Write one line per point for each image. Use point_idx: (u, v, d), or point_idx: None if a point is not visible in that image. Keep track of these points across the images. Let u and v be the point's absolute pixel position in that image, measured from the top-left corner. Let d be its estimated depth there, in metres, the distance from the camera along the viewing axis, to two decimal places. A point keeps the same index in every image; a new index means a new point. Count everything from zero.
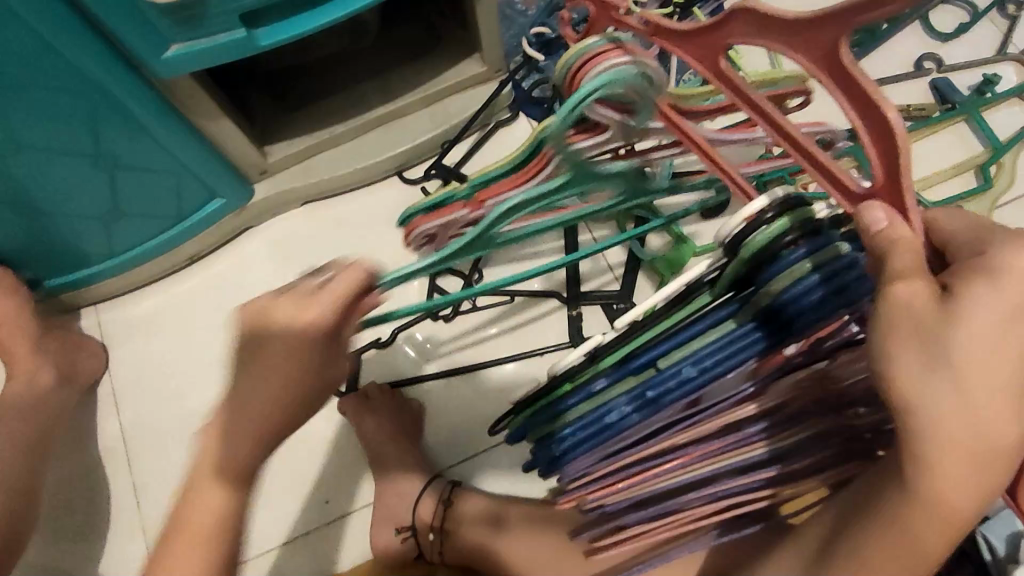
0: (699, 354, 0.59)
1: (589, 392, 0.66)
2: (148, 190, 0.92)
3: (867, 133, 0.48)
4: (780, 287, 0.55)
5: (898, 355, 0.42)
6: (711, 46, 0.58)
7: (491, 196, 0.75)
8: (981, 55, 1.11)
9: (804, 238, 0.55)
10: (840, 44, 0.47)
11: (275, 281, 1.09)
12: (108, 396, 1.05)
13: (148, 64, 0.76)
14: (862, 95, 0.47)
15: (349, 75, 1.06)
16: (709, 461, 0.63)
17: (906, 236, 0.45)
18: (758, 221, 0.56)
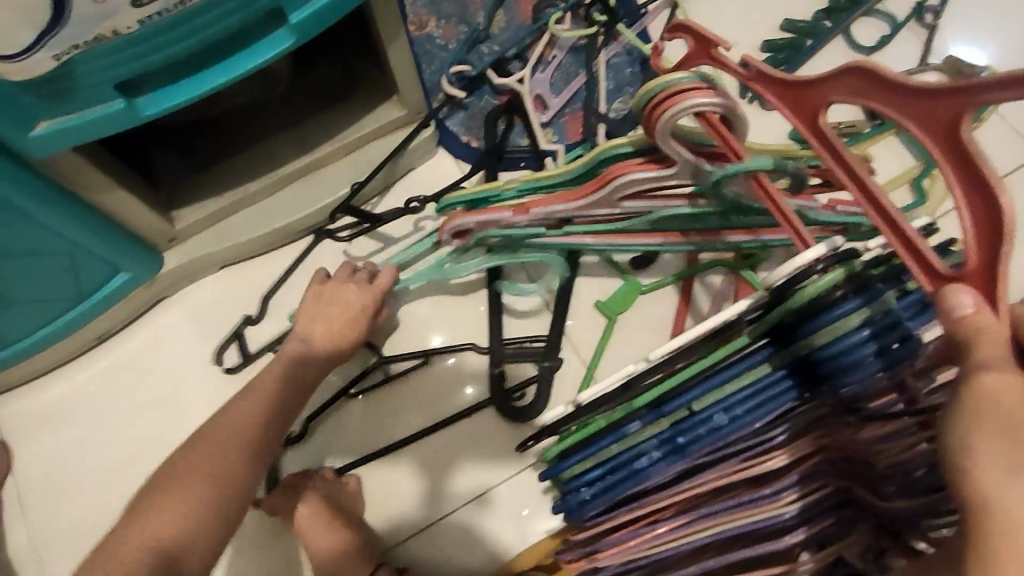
0: (730, 402, 0.62)
1: (622, 434, 0.68)
2: (38, 275, 0.83)
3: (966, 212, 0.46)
4: (819, 342, 0.56)
5: (981, 450, 0.41)
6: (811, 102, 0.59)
7: (537, 205, 0.78)
8: (905, 65, 1.11)
9: (856, 293, 0.55)
10: (964, 117, 0.46)
11: (198, 350, 1.01)
12: (15, 498, 0.95)
13: (15, 145, 0.68)
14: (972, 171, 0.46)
15: (261, 127, 0.99)
16: (734, 516, 0.67)
17: (992, 326, 0.43)
18: (810, 272, 0.56)
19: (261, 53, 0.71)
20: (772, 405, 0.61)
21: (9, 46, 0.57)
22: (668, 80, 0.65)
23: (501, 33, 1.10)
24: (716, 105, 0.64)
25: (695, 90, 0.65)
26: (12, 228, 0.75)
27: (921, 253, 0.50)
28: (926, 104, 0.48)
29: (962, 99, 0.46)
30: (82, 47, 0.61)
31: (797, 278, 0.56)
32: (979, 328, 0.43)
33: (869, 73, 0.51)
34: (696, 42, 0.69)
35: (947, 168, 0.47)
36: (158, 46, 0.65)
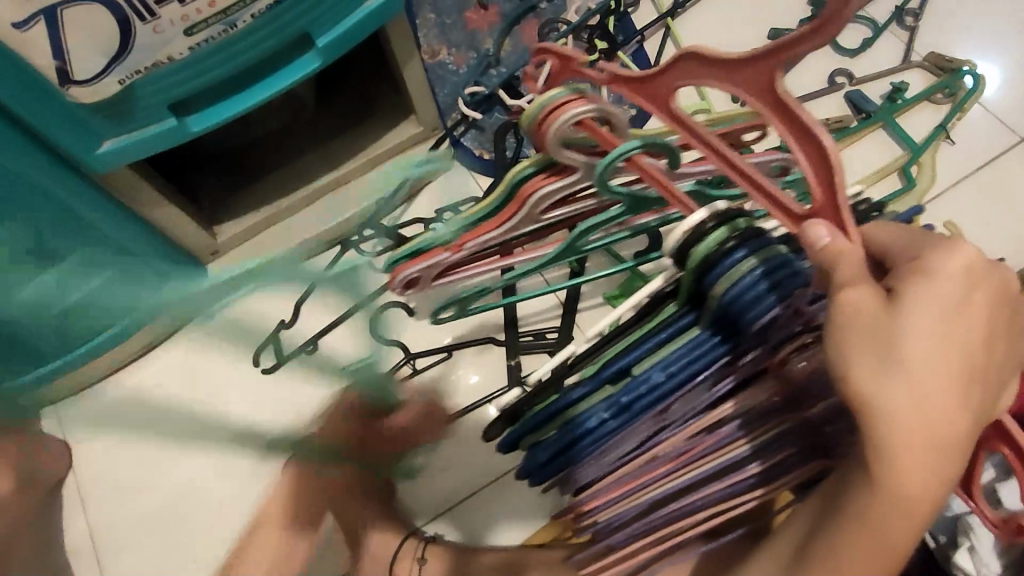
0: (667, 360, 0.61)
1: (569, 402, 0.66)
2: None
3: (804, 159, 0.50)
4: (723, 290, 0.58)
5: (850, 359, 0.44)
6: (660, 93, 0.58)
7: (470, 239, 0.72)
8: (889, 65, 1.17)
9: (744, 242, 0.58)
10: (778, 76, 0.48)
11: (237, 354, 1.09)
12: (74, 495, 1.04)
13: (83, 161, 0.77)
14: (801, 122, 0.49)
15: (290, 149, 1.09)
16: (707, 456, 0.63)
17: (846, 250, 0.47)
18: (700, 231, 0.59)
19: (290, 75, 0.81)
20: (708, 357, 0.60)
21: (82, 72, 0.67)
22: (547, 97, 0.62)
23: (507, 56, 1.19)
24: (596, 110, 0.62)
25: (571, 101, 0.62)
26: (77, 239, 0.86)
27: (778, 200, 0.54)
28: (745, 78, 0.50)
29: (775, 59, 0.48)
30: (142, 72, 0.71)
31: (692, 237, 0.60)
32: (839, 252, 0.47)
33: (694, 57, 0.52)
34: (559, 60, 0.69)
35: (783, 130, 0.50)
36: (203, 70, 0.75)
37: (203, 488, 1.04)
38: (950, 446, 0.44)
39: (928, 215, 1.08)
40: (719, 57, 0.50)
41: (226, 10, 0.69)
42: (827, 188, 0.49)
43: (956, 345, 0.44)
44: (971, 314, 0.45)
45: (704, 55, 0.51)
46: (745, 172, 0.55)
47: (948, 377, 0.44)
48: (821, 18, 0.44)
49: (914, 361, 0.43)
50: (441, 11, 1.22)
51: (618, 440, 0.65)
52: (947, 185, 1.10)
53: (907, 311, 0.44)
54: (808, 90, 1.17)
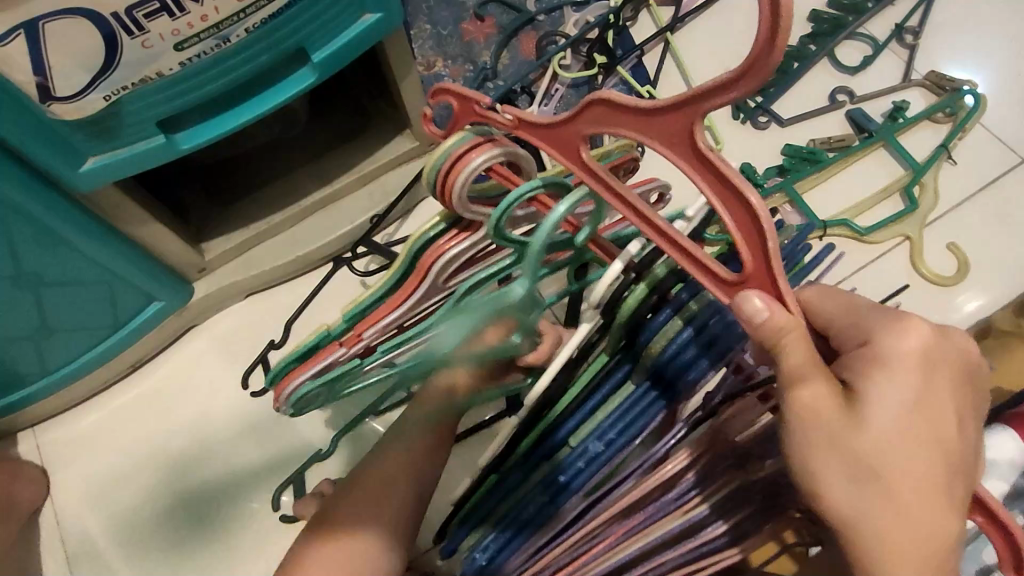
0: (602, 431, 0.66)
1: (518, 476, 0.72)
2: (78, 304, 0.89)
3: (728, 217, 0.48)
4: (658, 348, 0.61)
5: (823, 469, 0.49)
6: (571, 138, 0.54)
7: (370, 326, 0.65)
8: (890, 83, 1.16)
9: (665, 302, 0.60)
10: (698, 126, 0.45)
11: (226, 375, 1.05)
12: (53, 524, 0.99)
13: (64, 180, 0.74)
14: (726, 182, 0.46)
15: (281, 163, 1.05)
16: (651, 527, 0.64)
17: (786, 322, 0.47)
18: (623, 286, 0.60)
19: (285, 91, 0.78)
20: (642, 420, 0.65)
21: (65, 88, 0.64)
22: (444, 150, 0.59)
23: (505, 69, 1.17)
24: (501, 155, 0.59)
25: (475, 150, 0.59)
26: (56, 257, 0.81)
27: (703, 265, 0.51)
28: (661, 125, 0.47)
29: (689, 112, 0.45)
30: (130, 87, 0.68)
31: (614, 296, 0.60)
32: (781, 328, 0.47)
33: (610, 105, 0.49)
34: (456, 99, 0.62)
35: (702, 183, 0.47)
36: (195, 86, 0.71)
37: (190, 516, 0.99)
38: (941, 536, 0.49)
39: (933, 237, 1.07)
40: (630, 105, 0.47)
41: (219, 23, 0.66)
42: (760, 257, 0.48)
43: (927, 440, 0.49)
44: (935, 401, 0.50)
45: (619, 103, 0.48)
46: (666, 235, 0.52)
47: (925, 466, 0.48)
48: (743, 64, 0.40)
49: (883, 453, 0.48)
50: (437, 23, 1.20)
51: (565, 503, 0.69)
52: (949, 206, 1.09)
53: (871, 414, 0.48)
54: (809, 107, 1.16)
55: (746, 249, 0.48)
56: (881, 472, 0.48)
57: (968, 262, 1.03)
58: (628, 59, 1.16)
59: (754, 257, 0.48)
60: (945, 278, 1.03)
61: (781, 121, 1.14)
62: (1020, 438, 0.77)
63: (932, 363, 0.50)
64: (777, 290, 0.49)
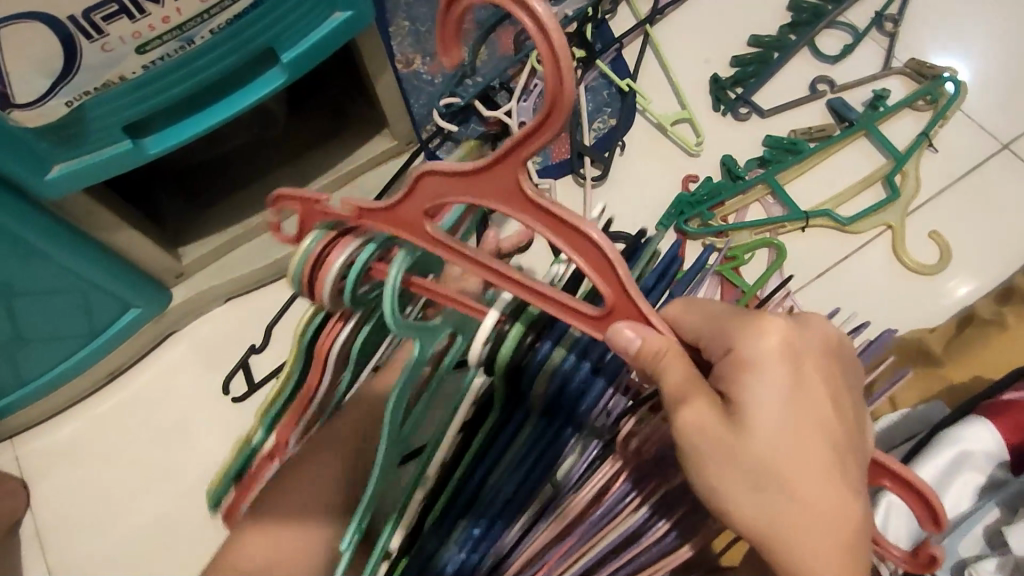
0: (530, 463, 0.64)
1: (445, 526, 0.66)
2: (52, 312, 0.88)
3: (584, 263, 0.47)
4: (553, 369, 0.57)
5: (720, 478, 0.49)
6: (408, 219, 0.51)
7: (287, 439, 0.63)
8: (871, 72, 1.16)
9: (543, 335, 0.57)
10: (523, 177, 0.44)
11: (206, 379, 1.04)
12: (33, 537, 0.98)
13: (31, 187, 0.73)
14: (567, 226, 0.45)
15: (257, 165, 1.04)
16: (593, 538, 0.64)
17: (660, 342, 0.48)
18: (499, 333, 0.56)
19: (254, 91, 0.76)
20: (552, 451, 0.64)
21: (25, 94, 0.63)
22: (301, 254, 0.55)
23: (484, 66, 1.16)
24: (346, 255, 0.55)
25: (329, 253, 0.55)
26: (25, 267, 0.80)
27: (571, 307, 0.49)
28: (488, 184, 0.45)
29: (512, 163, 0.44)
30: (91, 93, 0.66)
31: (492, 347, 0.56)
32: (662, 352, 0.48)
33: (439, 175, 0.47)
34: (298, 202, 0.57)
35: (545, 233, 0.46)
36: (156, 92, 0.70)
37: (173, 524, 0.98)
38: (852, 523, 0.49)
39: (916, 224, 1.07)
40: (458, 170, 0.46)
41: (182, 25, 0.64)
42: (619, 290, 0.47)
43: (816, 436, 0.49)
44: (811, 393, 0.49)
45: (445, 171, 0.46)
46: (532, 291, 0.49)
47: (821, 459, 0.49)
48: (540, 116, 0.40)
49: (771, 459, 0.48)
50: (415, 19, 1.18)
51: (500, 535, 0.66)
52: (931, 194, 1.08)
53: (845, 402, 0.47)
54: (790, 97, 1.15)
55: (602, 282, 0.47)
56: (776, 472, 0.48)
57: (949, 251, 1.03)
58: (607, 53, 1.15)
59: (616, 299, 0.48)
60: (927, 266, 1.03)
61: (762, 112, 1.13)
62: (999, 429, 0.77)
63: (796, 353, 0.49)
64: (644, 316, 0.48)
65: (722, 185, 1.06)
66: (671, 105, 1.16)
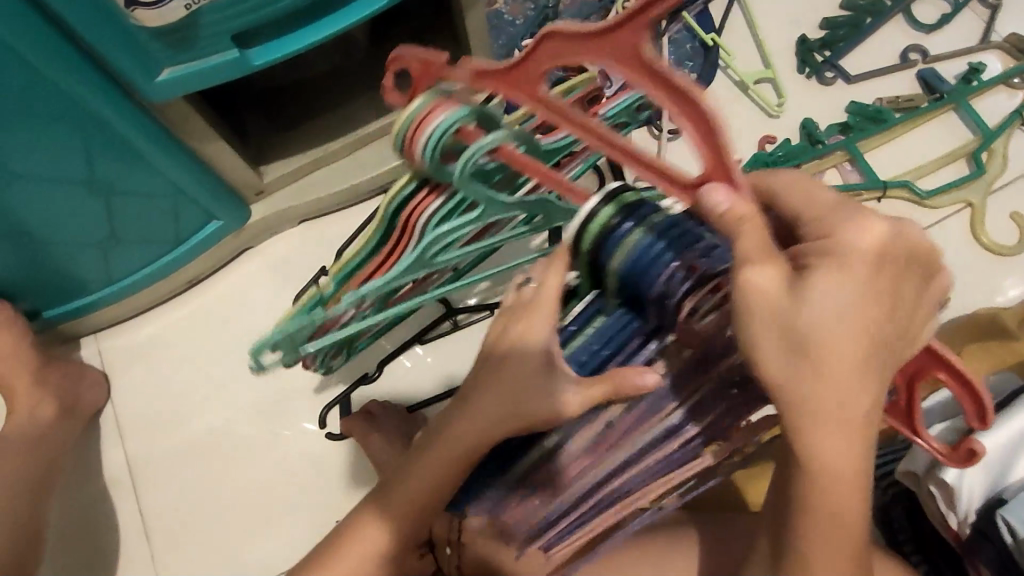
0: (587, 357, 0.59)
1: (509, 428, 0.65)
2: (144, 216, 0.92)
3: (685, 127, 0.44)
4: (620, 262, 0.54)
5: (760, 346, 0.47)
6: (527, 77, 0.50)
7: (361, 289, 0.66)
8: (967, 44, 1.12)
9: (629, 216, 0.54)
10: (646, 42, 0.43)
11: (278, 296, 1.09)
12: (112, 427, 1.04)
13: (140, 89, 0.76)
14: (677, 92, 0.43)
15: (340, 91, 1.06)
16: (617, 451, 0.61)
17: (749, 214, 0.45)
18: (586, 217, 0.55)
19: (357, 12, 0.77)
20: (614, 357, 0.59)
21: None
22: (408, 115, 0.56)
23: (568, 9, 1.14)
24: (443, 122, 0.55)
25: (431, 112, 0.56)
26: (124, 167, 0.84)
27: (662, 172, 0.49)
28: (608, 45, 0.44)
29: (635, 26, 0.42)
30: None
31: (579, 231, 0.55)
32: (740, 218, 0.45)
33: (565, 37, 0.46)
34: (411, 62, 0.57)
35: (655, 97, 0.44)
36: (265, 4, 0.71)
37: (241, 428, 1.04)
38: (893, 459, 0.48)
39: (998, 203, 1.05)
40: (581, 32, 0.44)
41: None
42: (718, 158, 0.45)
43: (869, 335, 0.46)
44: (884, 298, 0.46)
45: (572, 32, 0.45)
46: (632, 155, 0.49)
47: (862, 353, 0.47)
48: None
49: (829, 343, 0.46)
50: None
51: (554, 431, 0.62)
52: (1017, 175, 1.05)
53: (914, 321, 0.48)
54: (878, 64, 1.12)
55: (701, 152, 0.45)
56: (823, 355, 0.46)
57: None
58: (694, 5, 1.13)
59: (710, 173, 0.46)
60: (1004, 247, 1.02)
61: (848, 78, 1.10)
62: None
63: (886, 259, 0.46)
64: (732, 178, 0.46)
65: (800, 148, 1.04)
66: (754, 64, 1.14)
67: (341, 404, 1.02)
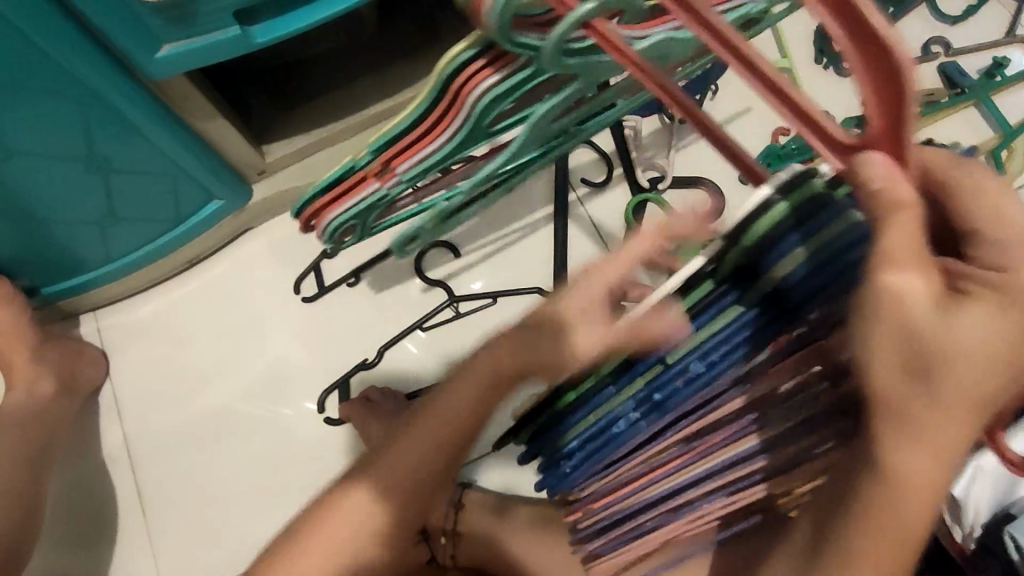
0: (705, 349, 0.53)
1: (596, 403, 0.60)
2: (143, 194, 0.91)
3: (864, 82, 0.36)
4: (783, 274, 0.49)
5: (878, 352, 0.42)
6: None
7: (401, 161, 0.62)
8: (991, 38, 1.09)
9: (801, 226, 0.48)
10: None
11: (279, 277, 1.08)
12: (110, 405, 1.04)
13: (141, 65, 0.74)
14: (874, 44, 0.34)
15: (346, 70, 1.03)
16: (700, 462, 0.60)
17: (906, 200, 0.39)
18: (762, 205, 0.47)
19: None
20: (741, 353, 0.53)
21: None
22: None
23: None
24: None
25: None
26: (124, 145, 0.82)
27: (818, 125, 0.42)
28: None
29: None
30: None
31: (750, 216, 0.48)
32: (895, 203, 0.39)
33: None
34: None
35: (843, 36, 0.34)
36: None
37: (239, 409, 1.03)
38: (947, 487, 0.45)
39: None
40: None
41: None
42: (891, 122, 0.38)
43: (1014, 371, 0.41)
44: None
45: None
46: (776, 93, 0.41)
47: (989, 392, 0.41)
48: None
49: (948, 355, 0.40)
50: None
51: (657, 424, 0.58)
52: None
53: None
54: None
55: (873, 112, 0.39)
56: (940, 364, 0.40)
57: None
58: None
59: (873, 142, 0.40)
60: None
61: None
62: None
63: None
64: (901, 155, 0.40)
65: None
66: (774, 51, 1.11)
67: (340, 388, 1.02)
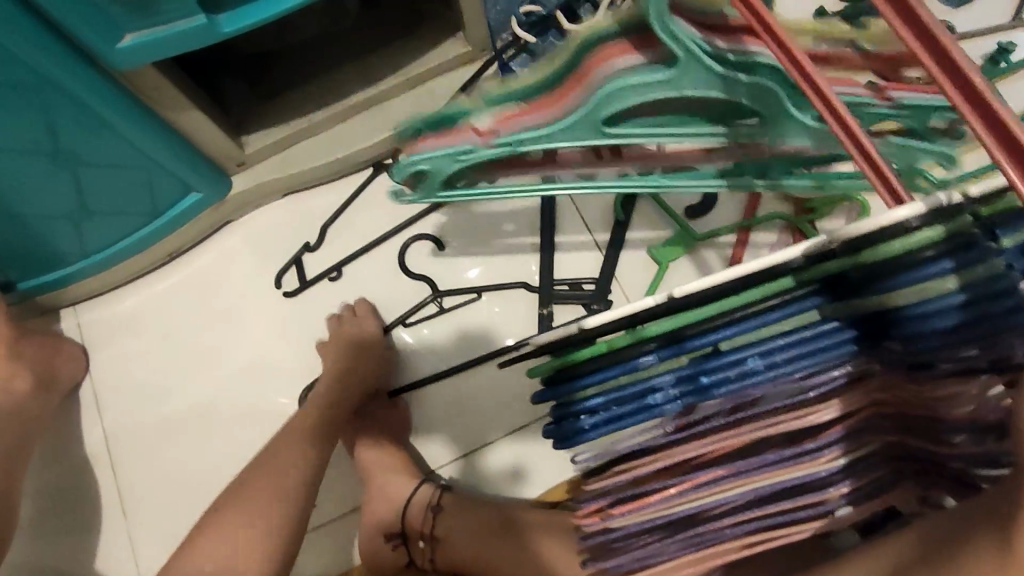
0: (770, 347, 0.54)
1: (632, 366, 0.55)
2: (118, 188, 0.88)
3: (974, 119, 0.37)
4: (904, 302, 0.52)
5: None
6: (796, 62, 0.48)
7: (506, 125, 0.58)
8: (996, 21, 1.05)
9: (950, 254, 0.48)
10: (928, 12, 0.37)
11: (261, 271, 1.06)
12: (91, 401, 1.03)
13: (104, 56, 0.71)
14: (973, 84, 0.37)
15: (328, 57, 1.00)
16: (769, 476, 0.60)
17: None
18: (902, 230, 0.47)
19: None
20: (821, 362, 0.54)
21: None
22: None
23: None
24: None
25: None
26: (93, 138, 0.80)
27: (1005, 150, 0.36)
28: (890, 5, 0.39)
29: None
30: None
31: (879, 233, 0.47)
32: None
33: None
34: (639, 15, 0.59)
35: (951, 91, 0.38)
36: None
37: (221, 405, 1.02)
38: None
39: None
40: None
41: None
42: None
43: None
44: None
45: None
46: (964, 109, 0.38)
47: None
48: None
49: None
50: None
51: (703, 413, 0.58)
52: None
53: None
54: None
55: (988, 96, 0.36)
56: None
57: None
58: None
59: (989, 141, 0.37)
60: None
61: None
62: None
63: None
64: None
65: None
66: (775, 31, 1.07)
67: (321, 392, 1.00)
